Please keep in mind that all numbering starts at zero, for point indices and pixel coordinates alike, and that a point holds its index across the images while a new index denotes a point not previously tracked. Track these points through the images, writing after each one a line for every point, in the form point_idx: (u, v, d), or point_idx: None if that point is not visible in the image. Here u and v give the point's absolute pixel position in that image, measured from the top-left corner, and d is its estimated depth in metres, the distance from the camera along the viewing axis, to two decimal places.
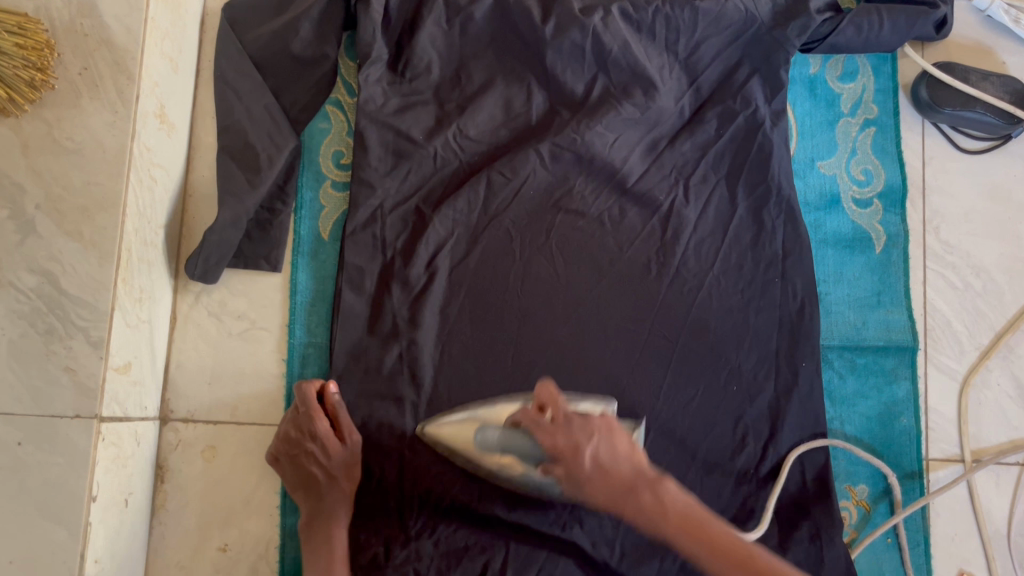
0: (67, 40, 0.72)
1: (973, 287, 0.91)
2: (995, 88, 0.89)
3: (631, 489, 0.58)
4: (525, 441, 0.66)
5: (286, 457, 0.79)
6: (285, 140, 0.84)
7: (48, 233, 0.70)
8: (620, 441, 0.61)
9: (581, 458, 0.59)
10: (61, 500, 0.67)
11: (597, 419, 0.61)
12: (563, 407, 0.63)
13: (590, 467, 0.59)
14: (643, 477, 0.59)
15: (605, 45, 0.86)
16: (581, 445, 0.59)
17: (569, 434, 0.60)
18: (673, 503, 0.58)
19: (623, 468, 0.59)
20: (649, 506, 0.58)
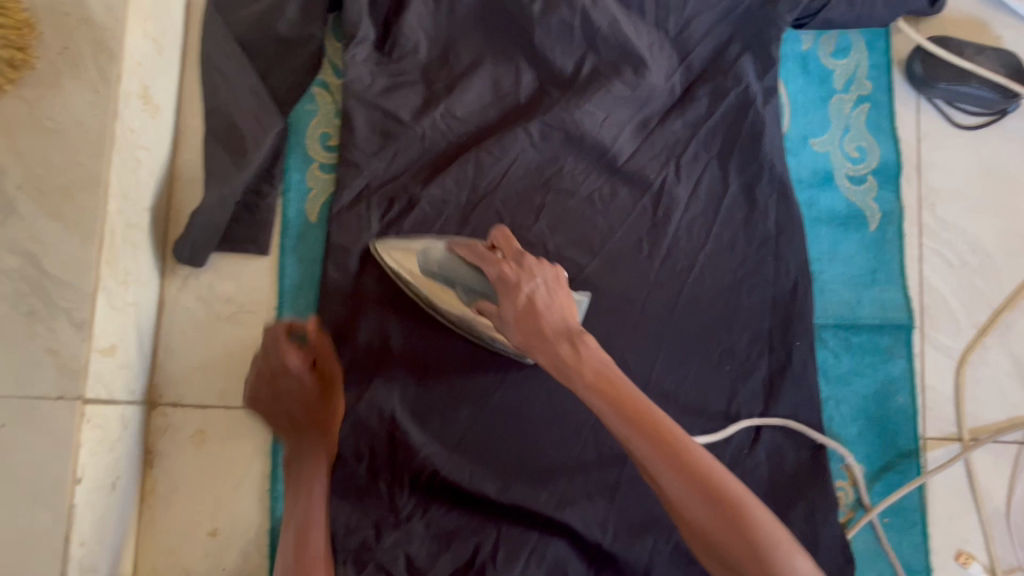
0: (48, 20, 0.71)
1: (969, 264, 0.89)
2: (990, 63, 0.87)
3: (545, 328, 0.60)
4: (473, 274, 0.72)
5: (280, 410, 0.79)
6: (271, 121, 0.83)
7: (29, 214, 0.69)
8: (557, 290, 0.63)
9: (519, 294, 0.62)
10: (44, 481, 0.66)
11: (546, 267, 0.64)
12: (516, 249, 0.68)
13: (523, 304, 0.61)
14: (569, 331, 0.60)
15: (595, 23, 0.85)
16: (520, 283, 0.63)
17: (512, 269, 0.65)
18: (592, 360, 0.59)
19: (553, 311, 0.61)
20: (565, 357, 0.59)
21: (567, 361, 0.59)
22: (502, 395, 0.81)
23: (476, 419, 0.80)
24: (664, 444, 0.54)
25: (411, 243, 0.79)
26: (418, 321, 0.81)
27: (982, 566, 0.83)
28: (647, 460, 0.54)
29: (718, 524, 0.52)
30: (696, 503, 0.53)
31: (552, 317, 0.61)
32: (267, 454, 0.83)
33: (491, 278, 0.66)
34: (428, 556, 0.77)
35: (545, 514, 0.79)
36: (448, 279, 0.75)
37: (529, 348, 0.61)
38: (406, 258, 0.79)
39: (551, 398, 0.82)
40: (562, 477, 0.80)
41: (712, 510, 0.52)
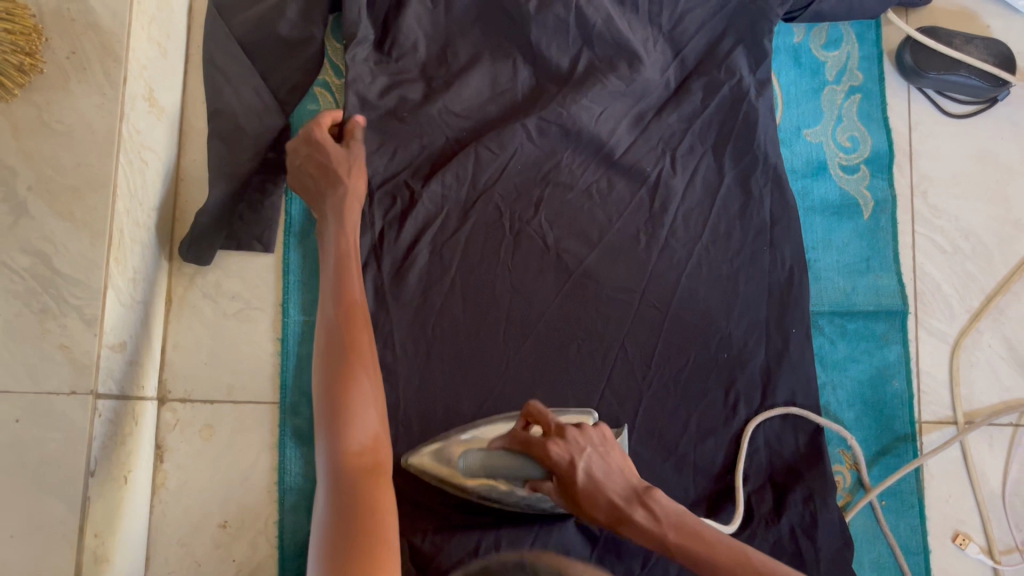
0: (55, 25, 0.73)
1: (962, 250, 0.91)
2: (979, 52, 0.89)
3: (619, 507, 0.64)
4: (501, 455, 0.68)
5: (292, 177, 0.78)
6: (274, 120, 0.86)
7: (39, 214, 0.71)
8: (610, 454, 0.66)
9: (575, 473, 0.64)
10: (58, 474, 0.68)
11: (591, 430, 0.67)
12: (552, 420, 0.67)
13: (583, 481, 0.64)
14: (633, 489, 0.64)
15: (591, 20, 0.86)
16: (573, 460, 0.64)
17: (560, 446, 0.65)
18: (667, 516, 0.62)
19: (615, 478, 0.65)
20: (644, 522, 0.62)
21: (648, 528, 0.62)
22: (506, 389, 0.82)
23: (480, 411, 0.81)
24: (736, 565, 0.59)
25: (444, 444, 0.77)
26: (422, 313, 0.82)
27: (979, 547, 0.85)
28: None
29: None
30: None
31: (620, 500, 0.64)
32: (274, 446, 0.85)
33: (540, 464, 0.65)
34: (434, 544, 0.78)
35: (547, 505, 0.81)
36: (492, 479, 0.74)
37: (613, 525, 0.64)
38: (438, 462, 0.77)
39: (554, 388, 0.83)
40: None
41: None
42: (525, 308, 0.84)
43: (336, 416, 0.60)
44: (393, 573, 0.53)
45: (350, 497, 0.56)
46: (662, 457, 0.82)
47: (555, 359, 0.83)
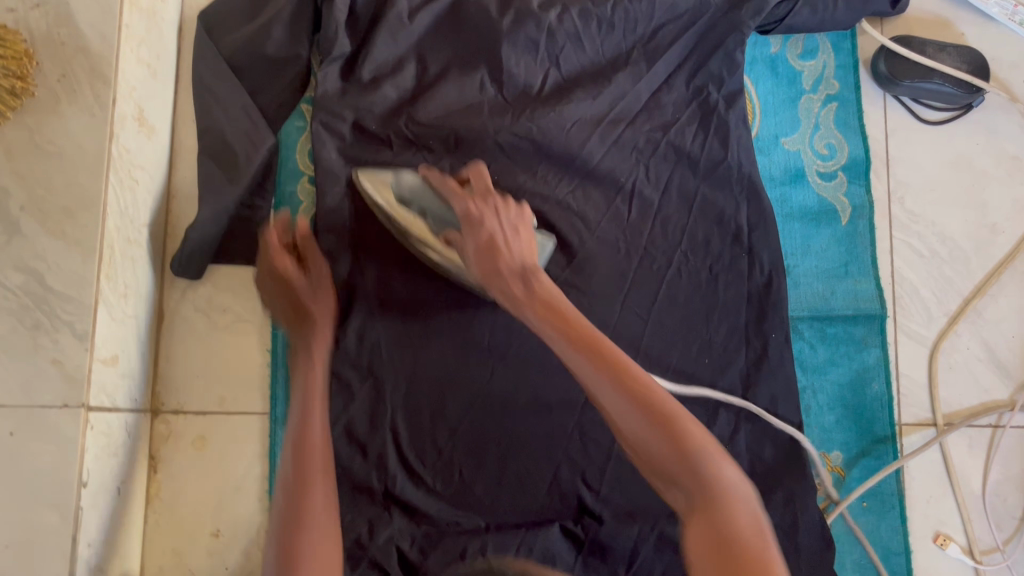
0: (46, 49, 0.75)
1: (940, 254, 0.92)
2: (952, 59, 0.90)
3: (502, 268, 0.71)
4: (443, 205, 0.78)
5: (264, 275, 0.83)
6: (263, 138, 0.87)
7: (32, 233, 0.73)
8: (520, 233, 0.74)
9: (478, 232, 0.72)
10: (51, 485, 0.70)
11: (512, 209, 0.75)
12: (485, 188, 0.76)
13: (482, 241, 0.72)
14: (522, 269, 0.71)
15: (557, 42, 0.90)
16: (485, 218, 0.73)
17: (480, 201, 0.74)
18: (540, 291, 0.69)
19: (513, 256, 0.71)
20: (519, 294, 0.70)
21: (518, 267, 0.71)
22: (491, 393, 0.85)
23: (467, 416, 0.84)
24: (603, 360, 0.61)
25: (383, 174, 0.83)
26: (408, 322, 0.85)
27: (960, 547, 0.86)
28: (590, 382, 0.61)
29: (646, 434, 0.58)
30: (630, 419, 0.59)
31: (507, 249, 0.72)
32: (266, 457, 0.87)
33: (458, 214, 0.75)
34: (420, 551, 0.81)
35: (532, 513, 0.84)
36: (417, 209, 0.80)
37: (489, 279, 0.72)
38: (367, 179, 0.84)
39: (537, 399, 0.86)
40: (548, 472, 0.85)
41: (647, 425, 0.58)
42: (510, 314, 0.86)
43: (283, 562, 0.60)
44: None
45: None
46: None
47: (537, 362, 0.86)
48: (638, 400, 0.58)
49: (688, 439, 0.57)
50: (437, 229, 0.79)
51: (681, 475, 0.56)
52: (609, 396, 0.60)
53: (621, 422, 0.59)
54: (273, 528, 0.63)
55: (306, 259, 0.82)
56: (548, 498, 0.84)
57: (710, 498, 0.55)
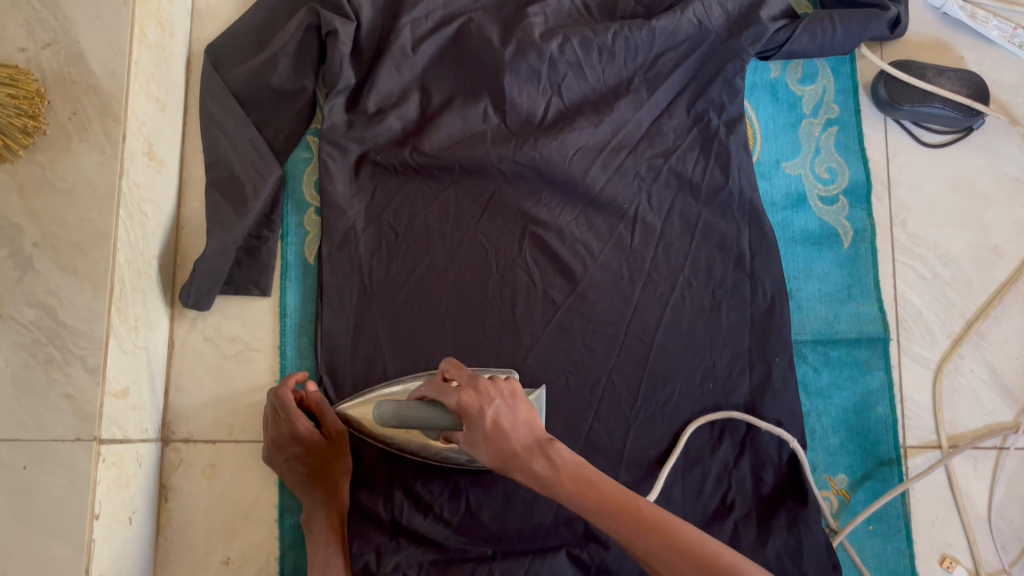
0: (57, 87, 0.77)
1: (942, 277, 0.93)
2: (951, 83, 0.91)
3: (519, 451, 0.61)
4: (429, 410, 0.70)
5: (274, 458, 0.84)
6: (270, 169, 0.89)
7: (44, 268, 0.74)
8: (519, 406, 0.64)
9: (477, 428, 0.63)
10: (65, 518, 0.71)
11: (502, 384, 0.65)
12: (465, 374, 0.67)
13: (484, 429, 0.62)
14: (537, 444, 0.62)
15: (558, 72, 0.91)
16: (482, 406, 0.63)
17: (472, 395, 0.64)
18: (565, 466, 0.61)
19: (513, 436, 0.62)
20: (546, 474, 0.61)
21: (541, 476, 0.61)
22: None
23: None
24: (629, 520, 0.58)
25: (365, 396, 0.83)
26: (416, 350, 0.86)
27: (965, 569, 0.86)
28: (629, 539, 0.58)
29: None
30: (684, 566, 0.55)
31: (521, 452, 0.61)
32: (274, 485, 0.88)
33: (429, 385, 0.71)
34: None
35: (539, 539, 0.85)
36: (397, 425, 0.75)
37: (507, 469, 0.63)
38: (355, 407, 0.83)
39: None
40: (554, 499, 0.85)
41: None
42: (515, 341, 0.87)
43: None
44: None
45: None
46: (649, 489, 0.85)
47: None
48: (688, 552, 0.56)
49: None
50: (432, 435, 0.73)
51: None
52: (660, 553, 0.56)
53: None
54: None
55: (334, 438, 0.84)
56: (554, 524, 0.85)
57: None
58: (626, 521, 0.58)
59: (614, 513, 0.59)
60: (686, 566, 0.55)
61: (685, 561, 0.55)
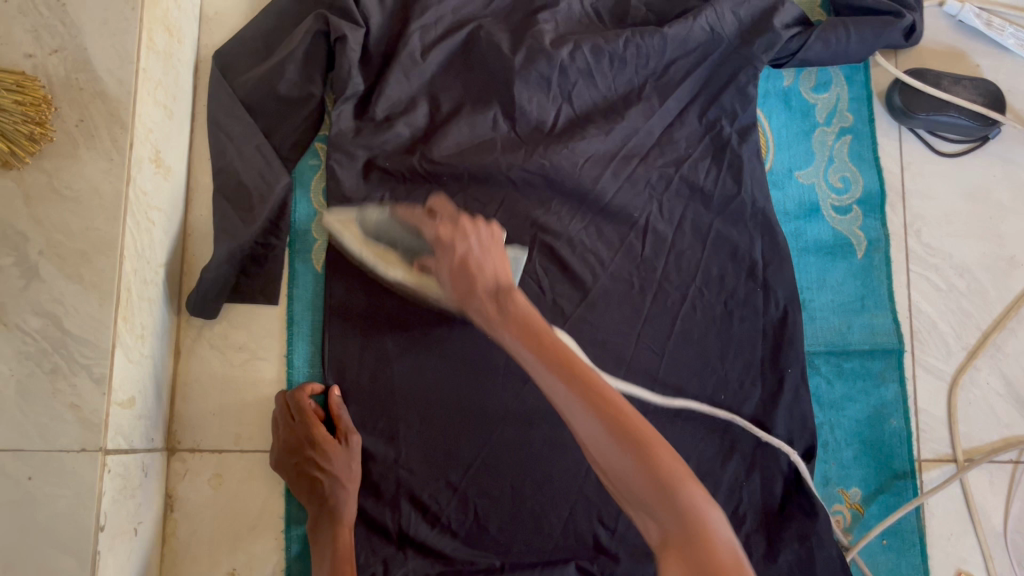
0: (64, 94, 0.76)
1: (957, 287, 0.92)
2: (967, 92, 0.90)
3: (477, 289, 0.65)
4: (405, 229, 0.74)
5: (290, 463, 0.84)
6: (276, 177, 0.88)
7: (51, 278, 0.74)
8: (490, 248, 0.67)
9: (453, 251, 0.66)
10: (70, 530, 0.70)
11: (482, 227, 0.67)
12: (449, 207, 0.70)
13: (456, 261, 0.66)
14: (497, 287, 0.64)
15: (568, 79, 0.90)
16: (456, 238, 0.66)
17: (450, 228, 0.67)
18: (516, 313, 0.62)
19: (482, 266, 0.65)
20: (495, 316, 0.64)
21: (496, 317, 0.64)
22: (504, 431, 0.85)
23: (481, 455, 0.85)
24: (560, 369, 0.57)
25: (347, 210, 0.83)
26: (422, 358, 0.86)
27: None
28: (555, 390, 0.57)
29: (607, 442, 0.54)
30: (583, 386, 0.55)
31: (479, 281, 0.65)
32: (281, 496, 0.87)
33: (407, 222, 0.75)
34: None
35: (548, 551, 0.84)
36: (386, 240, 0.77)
37: (465, 304, 0.67)
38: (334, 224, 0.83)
39: (552, 437, 0.86)
40: (563, 511, 0.84)
41: (612, 436, 0.54)
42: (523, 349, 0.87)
43: None
44: None
45: None
46: None
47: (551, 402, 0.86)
48: (608, 420, 0.54)
49: (665, 469, 0.52)
50: (405, 261, 0.75)
51: (654, 503, 0.52)
52: (575, 408, 0.55)
53: (591, 445, 0.55)
54: None
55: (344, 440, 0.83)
56: (563, 536, 0.84)
57: (672, 495, 0.51)
58: (560, 368, 0.57)
59: (553, 361, 0.58)
60: (602, 436, 0.54)
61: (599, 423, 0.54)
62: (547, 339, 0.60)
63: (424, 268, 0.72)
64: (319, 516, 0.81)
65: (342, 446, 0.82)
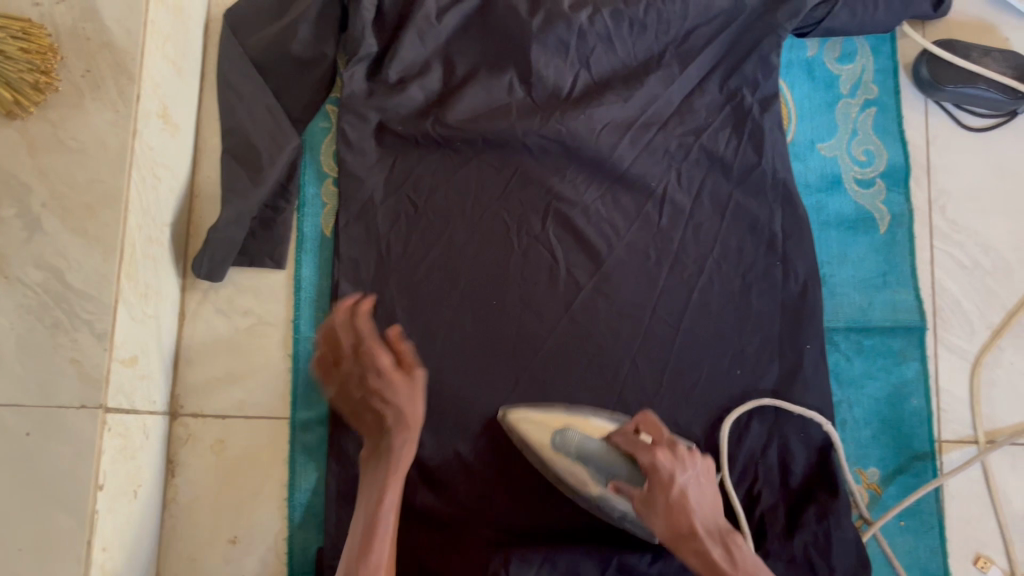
0: (71, 44, 0.75)
1: (982, 266, 0.89)
2: (997, 64, 0.87)
3: (697, 530, 0.71)
4: (613, 454, 0.78)
5: (345, 393, 0.78)
6: (287, 139, 0.86)
7: (53, 229, 0.72)
8: (704, 483, 0.74)
9: (671, 488, 0.73)
10: (69, 488, 0.68)
11: (699, 458, 0.75)
12: (664, 431, 0.76)
13: (675, 495, 0.72)
14: (717, 524, 0.72)
15: (587, 44, 0.88)
16: (673, 472, 0.73)
17: (667, 457, 0.74)
18: (745, 564, 0.69)
19: (685, 516, 0.72)
20: (721, 562, 0.69)
21: (693, 531, 0.71)
22: (513, 404, 0.83)
23: (491, 425, 0.83)
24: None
25: (548, 412, 0.81)
26: (432, 325, 0.84)
27: (1001, 570, 0.82)
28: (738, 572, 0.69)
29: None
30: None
31: (693, 529, 0.71)
32: (285, 463, 0.85)
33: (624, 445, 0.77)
34: (441, 561, 0.80)
35: (558, 525, 0.82)
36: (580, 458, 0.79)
37: (670, 544, 0.72)
38: (532, 425, 0.81)
39: None
40: None
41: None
42: (533, 323, 0.85)
43: None
44: None
45: None
46: None
47: (564, 374, 0.84)
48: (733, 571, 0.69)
49: None
50: (598, 477, 0.79)
51: None
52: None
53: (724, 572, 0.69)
54: None
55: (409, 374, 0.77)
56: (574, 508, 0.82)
57: None
58: (682, 536, 0.71)
59: (670, 523, 0.72)
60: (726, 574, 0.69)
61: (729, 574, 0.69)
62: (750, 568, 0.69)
63: (619, 489, 0.77)
64: (370, 460, 0.76)
65: (406, 380, 0.77)
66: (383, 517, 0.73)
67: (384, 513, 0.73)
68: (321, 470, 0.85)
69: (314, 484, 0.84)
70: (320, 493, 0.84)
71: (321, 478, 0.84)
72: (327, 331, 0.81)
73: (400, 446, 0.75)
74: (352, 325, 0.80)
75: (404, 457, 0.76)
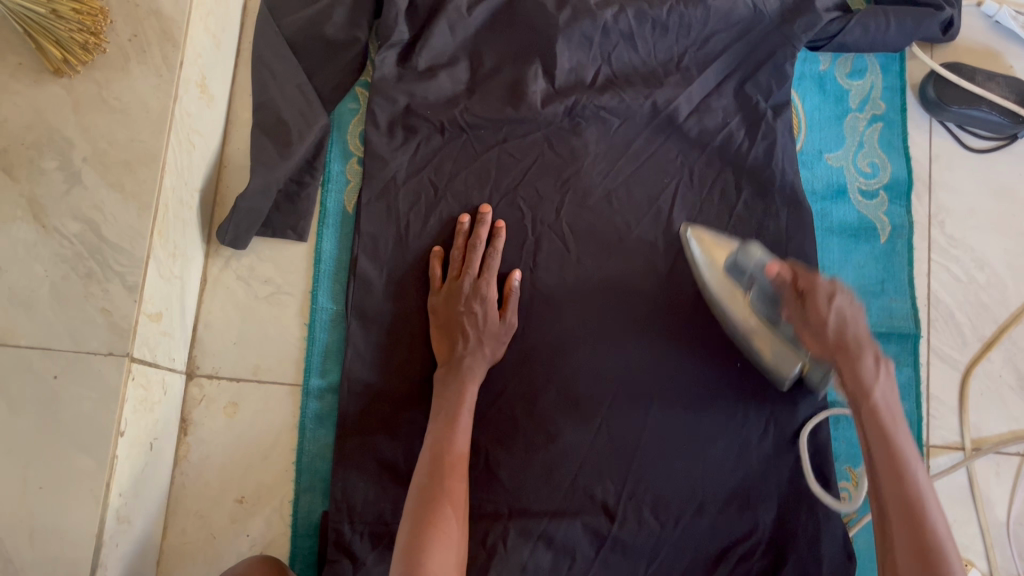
0: (120, 9, 0.78)
1: (976, 280, 0.93)
2: (1000, 89, 0.91)
3: (843, 334, 0.73)
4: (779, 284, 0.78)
5: (444, 308, 0.85)
6: (316, 117, 0.89)
7: (92, 184, 0.75)
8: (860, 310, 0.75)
9: (827, 305, 0.74)
10: (90, 431, 0.70)
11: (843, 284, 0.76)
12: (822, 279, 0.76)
13: (829, 309, 0.74)
14: (868, 347, 0.73)
15: (610, 41, 0.92)
16: (832, 293, 0.74)
17: (827, 282, 0.75)
18: (833, 334, 0.74)
19: (840, 332, 0.73)
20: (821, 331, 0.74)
21: (827, 325, 0.74)
22: (515, 383, 0.86)
23: (496, 402, 0.86)
24: (880, 426, 0.70)
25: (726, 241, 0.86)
26: None
27: (981, 572, 0.85)
28: (876, 467, 0.68)
29: (893, 506, 0.66)
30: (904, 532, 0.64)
31: (829, 323, 0.73)
32: (294, 429, 0.88)
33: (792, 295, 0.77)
34: None
35: (554, 503, 0.84)
36: (747, 275, 0.81)
37: (834, 360, 0.74)
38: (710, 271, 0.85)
39: (566, 391, 0.86)
40: (573, 465, 0.85)
41: (908, 544, 0.63)
42: (542, 308, 0.88)
43: (414, 545, 0.68)
44: (450, 531, 0.70)
45: (426, 506, 0.71)
46: (667, 463, 0.85)
47: (571, 358, 0.87)
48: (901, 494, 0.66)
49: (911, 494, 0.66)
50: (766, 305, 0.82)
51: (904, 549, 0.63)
52: (881, 455, 0.68)
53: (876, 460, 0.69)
54: (419, 485, 0.73)
55: (504, 317, 0.84)
56: (573, 487, 0.84)
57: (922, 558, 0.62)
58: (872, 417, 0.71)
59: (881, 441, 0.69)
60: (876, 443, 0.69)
61: (887, 485, 0.67)
62: (853, 353, 0.73)
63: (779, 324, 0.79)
64: (446, 373, 0.82)
65: (500, 322, 0.84)
66: (461, 419, 0.78)
67: (461, 416, 0.78)
68: (330, 437, 0.87)
69: (322, 451, 0.87)
70: (327, 459, 0.87)
71: (329, 445, 0.87)
72: (461, 243, 0.87)
73: (475, 363, 0.82)
74: (470, 245, 0.86)
75: (475, 375, 0.81)
